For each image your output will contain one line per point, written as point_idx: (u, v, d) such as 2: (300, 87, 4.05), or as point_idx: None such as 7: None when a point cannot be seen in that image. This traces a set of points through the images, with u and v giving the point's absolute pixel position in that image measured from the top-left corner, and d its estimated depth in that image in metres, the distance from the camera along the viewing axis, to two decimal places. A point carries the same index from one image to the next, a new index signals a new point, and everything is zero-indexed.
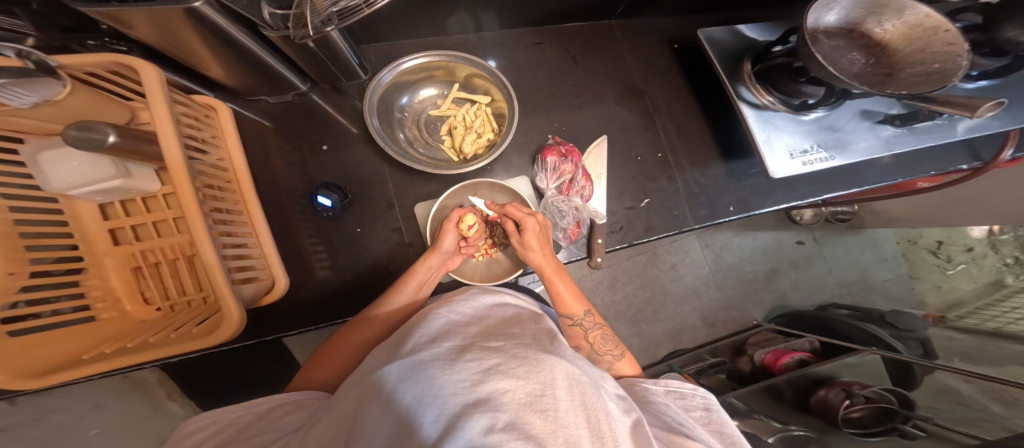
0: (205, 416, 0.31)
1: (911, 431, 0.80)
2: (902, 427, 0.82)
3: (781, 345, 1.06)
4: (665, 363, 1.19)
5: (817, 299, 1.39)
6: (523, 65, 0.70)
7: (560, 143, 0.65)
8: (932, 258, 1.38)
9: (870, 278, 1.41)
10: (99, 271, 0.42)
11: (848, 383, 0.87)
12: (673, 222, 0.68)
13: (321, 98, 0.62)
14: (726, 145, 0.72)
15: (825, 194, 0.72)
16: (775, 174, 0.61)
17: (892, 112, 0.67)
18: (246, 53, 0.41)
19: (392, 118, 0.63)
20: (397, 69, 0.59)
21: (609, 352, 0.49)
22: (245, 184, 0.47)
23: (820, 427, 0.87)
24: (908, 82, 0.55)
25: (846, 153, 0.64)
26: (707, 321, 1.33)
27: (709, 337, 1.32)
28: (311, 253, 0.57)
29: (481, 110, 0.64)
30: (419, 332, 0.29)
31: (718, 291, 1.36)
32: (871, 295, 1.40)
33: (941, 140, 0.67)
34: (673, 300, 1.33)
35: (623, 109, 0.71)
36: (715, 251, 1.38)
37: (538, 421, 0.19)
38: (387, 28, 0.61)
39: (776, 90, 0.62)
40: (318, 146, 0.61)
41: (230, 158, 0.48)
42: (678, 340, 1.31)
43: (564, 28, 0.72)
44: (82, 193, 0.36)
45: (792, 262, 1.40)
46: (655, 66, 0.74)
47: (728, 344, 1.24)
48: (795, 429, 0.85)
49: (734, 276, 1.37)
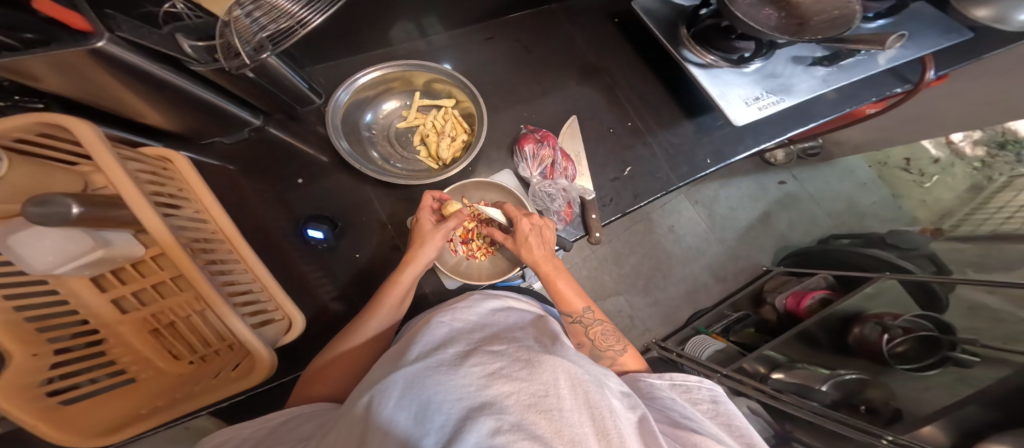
0: (224, 431, 0.32)
1: (964, 358, 0.67)
2: (953, 354, 0.68)
3: (799, 287, 1.06)
4: (691, 326, 1.19)
5: (814, 235, 1.35)
6: (478, 63, 0.68)
7: (533, 131, 0.64)
8: (906, 174, 1.37)
9: (856, 204, 1.38)
10: (120, 340, 0.40)
11: (879, 316, 0.84)
12: (658, 184, 0.66)
13: (282, 131, 0.60)
14: (688, 101, 0.70)
15: (790, 133, 0.70)
16: (739, 123, 0.59)
17: (817, 55, 0.64)
18: (178, 93, 0.40)
19: (361, 138, 0.61)
20: (352, 87, 0.57)
21: (611, 347, 0.46)
22: (231, 232, 0.46)
23: (873, 369, 0.78)
24: (818, 29, 0.52)
25: (793, 95, 0.62)
26: (718, 277, 1.31)
27: (724, 293, 1.30)
28: (319, 287, 0.57)
29: (448, 114, 0.63)
30: (422, 338, 0.28)
31: (720, 246, 1.34)
32: (865, 220, 1.36)
33: (868, 72, 0.64)
34: (678, 262, 1.32)
35: (586, 87, 0.69)
36: (706, 206, 1.36)
37: (544, 421, 0.19)
38: (324, 47, 0.58)
39: (714, 48, 0.59)
40: (293, 181, 0.59)
41: (206, 208, 0.46)
42: (695, 301, 1.29)
43: (509, 20, 0.70)
44: (70, 269, 0.34)
45: (779, 203, 1.38)
46: (605, 39, 0.72)
47: (746, 295, 1.23)
48: (845, 373, 0.79)
49: (731, 227, 1.35)
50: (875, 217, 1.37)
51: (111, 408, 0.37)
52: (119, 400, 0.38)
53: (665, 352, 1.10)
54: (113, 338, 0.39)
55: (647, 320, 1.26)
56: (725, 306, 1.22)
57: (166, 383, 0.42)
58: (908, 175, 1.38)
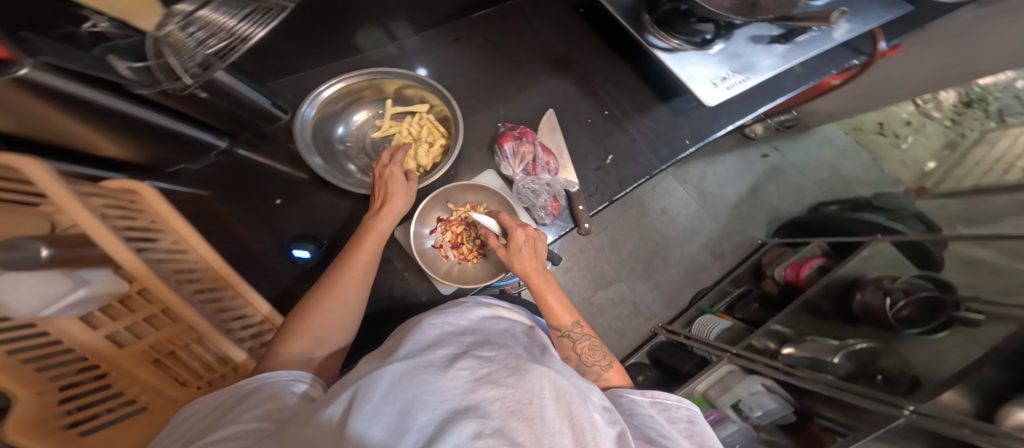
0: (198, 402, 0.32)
1: (969, 317, 0.67)
2: (957, 315, 0.69)
3: (797, 257, 1.06)
4: (695, 307, 1.21)
5: (803, 204, 1.36)
6: (447, 65, 0.67)
7: (512, 128, 0.63)
8: (881, 138, 1.39)
9: (839, 170, 1.39)
10: (125, 373, 0.38)
11: (877, 280, 0.84)
12: (640, 169, 0.65)
13: (255, 152, 0.59)
14: (661, 84, 0.68)
15: (765, 108, 0.68)
16: (712, 103, 0.57)
17: (773, 33, 0.62)
18: (128, 120, 0.40)
19: (336, 152, 0.60)
20: (317, 101, 0.56)
21: (597, 362, 0.46)
22: (214, 260, 0.48)
23: (883, 338, 0.78)
24: (771, 10, 0.51)
25: (757, 73, 0.60)
26: (716, 254, 1.31)
27: (724, 269, 1.30)
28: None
29: (424, 119, 0.61)
30: (413, 336, 0.28)
31: (715, 223, 1.33)
32: (850, 186, 1.37)
33: (824, 46, 0.62)
34: (676, 243, 1.31)
35: (561, 80, 0.68)
36: (694, 184, 1.35)
37: (524, 429, 0.21)
38: (280, 61, 0.56)
39: (677, 32, 0.57)
40: (273, 202, 0.59)
41: (183, 238, 0.47)
42: (696, 280, 1.29)
43: (475, 19, 0.68)
44: (54, 311, 0.30)
45: (765, 175, 1.37)
46: (572, 29, 0.70)
47: (746, 269, 1.24)
48: (856, 343, 0.78)
49: (722, 204, 1.35)
50: (859, 182, 1.37)
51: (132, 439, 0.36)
52: (137, 429, 0.37)
53: (672, 336, 1.12)
54: (116, 371, 0.37)
55: (650, 304, 1.26)
56: (726, 283, 1.23)
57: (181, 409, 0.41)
58: (884, 139, 1.39)
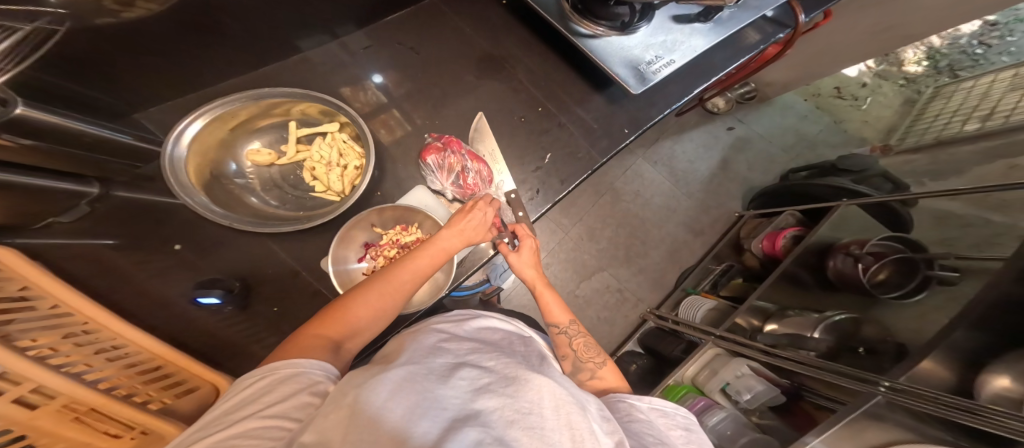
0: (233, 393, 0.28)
1: (946, 275, 0.68)
2: (933, 273, 0.70)
3: (772, 228, 1.08)
4: (681, 289, 1.20)
5: (773, 173, 1.37)
6: (365, 74, 0.63)
7: (437, 138, 0.60)
8: (841, 101, 1.43)
9: (804, 135, 1.40)
10: (44, 432, 0.33)
11: (847, 246, 0.85)
12: (581, 166, 0.62)
13: (160, 194, 0.53)
14: (592, 75, 0.66)
15: (695, 89, 0.66)
16: (635, 88, 0.55)
17: (695, 12, 0.60)
18: None
19: (232, 188, 0.54)
20: (182, 139, 0.48)
21: (591, 359, 0.45)
22: (112, 321, 0.41)
23: (863, 305, 0.80)
24: None
25: (680, 54, 0.58)
26: (694, 231, 1.32)
27: (705, 246, 1.31)
28: (252, 344, 0.50)
29: (335, 139, 0.57)
30: (411, 346, 0.27)
31: (687, 201, 1.35)
32: (817, 149, 1.39)
33: (745, 22, 0.60)
34: (653, 223, 1.32)
35: (488, 81, 0.65)
36: (665, 164, 1.37)
37: (526, 439, 0.19)
38: (145, 87, 0.50)
39: (600, 17, 0.55)
40: (170, 246, 0.52)
41: (66, 301, 0.38)
42: (677, 261, 1.30)
43: (388, 24, 0.65)
44: None
45: (733, 148, 1.39)
46: (494, 25, 0.67)
47: (727, 244, 1.25)
48: (835, 316, 0.80)
49: (694, 180, 1.36)
50: (825, 144, 1.39)
51: None
52: None
53: (662, 322, 1.11)
54: (36, 435, 0.32)
55: (637, 289, 1.27)
56: (709, 261, 1.23)
57: None
58: (842, 101, 1.43)
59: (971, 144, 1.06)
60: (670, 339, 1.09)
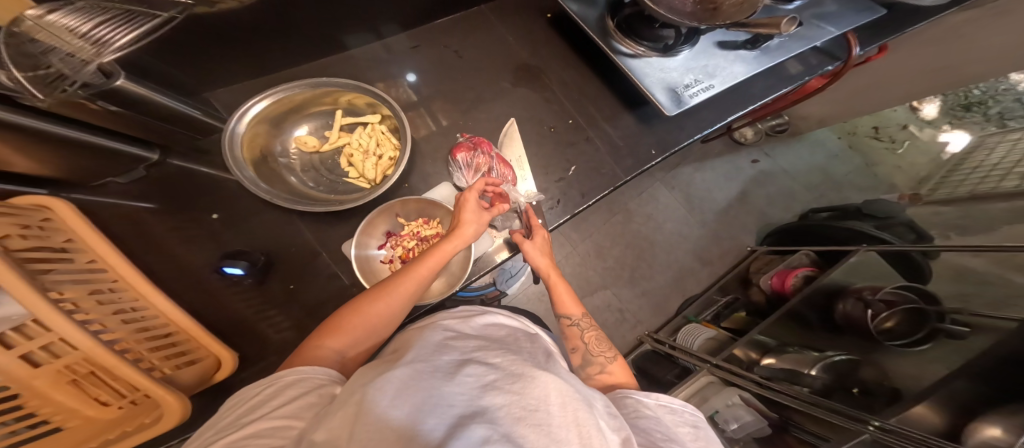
0: (237, 396, 0.29)
1: (955, 329, 0.68)
2: (944, 327, 0.70)
3: (783, 266, 1.06)
4: (681, 316, 1.19)
5: (792, 210, 1.36)
6: (404, 72, 0.65)
7: (468, 138, 0.61)
8: (877, 143, 1.41)
9: (831, 175, 1.40)
10: (37, 393, 0.33)
11: (859, 290, 0.85)
12: (604, 181, 0.63)
13: (209, 167, 0.55)
14: (627, 93, 0.67)
15: (728, 117, 0.67)
16: (671, 109, 0.56)
17: (741, 40, 0.61)
18: (30, 131, 0.37)
19: (276, 166, 0.56)
20: (247, 117, 0.52)
21: (603, 353, 0.44)
22: (140, 281, 0.42)
23: (862, 347, 0.78)
24: (728, 14, 0.53)
25: (721, 79, 0.59)
26: (702, 260, 1.31)
27: (713, 276, 1.30)
28: (263, 317, 0.52)
29: (375, 131, 0.59)
30: (419, 342, 0.27)
31: (700, 229, 1.34)
32: (843, 191, 1.38)
33: (794, 51, 0.61)
34: (661, 248, 1.32)
35: (522, 89, 0.67)
36: (682, 190, 1.37)
37: (533, 435, 0.19)
38: (218, 76, 0.54)
39: (642, 38, 0.57)
40: (208, 216, 0.54)
41: (103, 256, 0.41)
42: (682, 287, 1.29)
43: (435, 26, 0.68)
44: None
45: (754, 181, 1.39)
46: (536, 36, 0.69)
47: (733, 277, 1.22)
48: (836, 355, 0.79)
49: (709, 208, 1.36)
50: (852, 186, 1.39)
51: None
52: None
53: (659, 346, 1.08)
54: (28, 393, 0.32)
55: (638, 312, 1.26)
56: (714, 291, 1.22)
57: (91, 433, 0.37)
58: (880, 143, 1.41)
59: (1004, 201, 1.03)
60: (665, 364, 1.08)
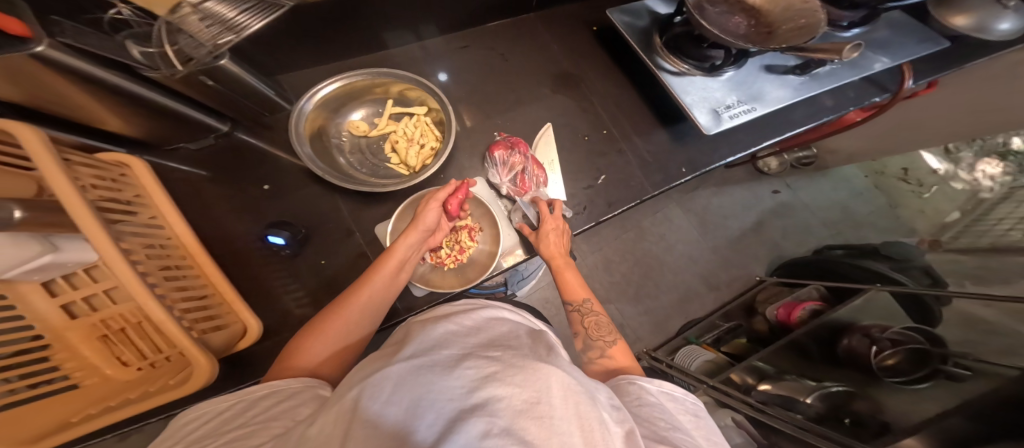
0: (200, 407, 0.29)
1: (957, 372, 0.65)
2: (945, 368, 0.67)
3: (791, 298, 1.06)
4: (681, 336, 1.18)
5: (808, 244, 1.36)
6: (451, 70, 0.67)
7: (506, 138, 0.62)
8: (904, 185, 1.40)
9: (852, 213, 1.39)
10: (63, 346, 0.37)
11: (867, 328, 0.83)
12: (632, 194, 0.64)
13: (263, 142, 0.59)
14: (665, 110, 0.68)
15: (762, 143, 0.68)
16: (710, 129, 0.58)
17: (790, 65, 0.64)
18: (130, 97, 0.41)
19: (329, 145, 0.58)
20: (316, 98, 0.55)
21: (602, 337, 0.45)
22: (191, 241, 0.46)
23: (864, 382, 0.77)
24: (786, 38, 0.54)
25: (764, 103, 0.61)
26: (709, 285, 1.31)
27: (717, 302, 1.30)
28: (288, 289, 0.54)
29: (420, 121, 0.61)
30: (419, 338, 0.28)
31: (711, 253, 1.34)
32: (860, 230, 1.37)
33: (843, 81, 0.64)
34: (670, 268, 1.32)
35: (560, 96, 0.68)
36: (697, 214, 1.37)
37: (534, 428, 0.18)
38: (286, 58, 0.57)
39: (687, 57, 0.60)
40: (260, 186, 0.57)
41: (162, 214, 0.46)
42: (685, 309, 1.28)
43: (486, 29, 0.70)
44: (17, 274, 0.32)
45: (773, 212, 1.39)
46: (582, 48, 0.71)
47: (738, 305, 1.22)
48: (832, 386, 0.79)
49: (722, 234, 1.36)
50: (870, 226, 1.37)
51: (42, 416, 0.34)
52: (56, 407, 0.35)
53: (656, 362, 1.06)
54: (57, 343, 0.36)
55: (640, 328, 1.25)
56: (716, 316, 1.21)
57: (109, 391, 0.38)
58: (905, 185, 1.40)
59: None
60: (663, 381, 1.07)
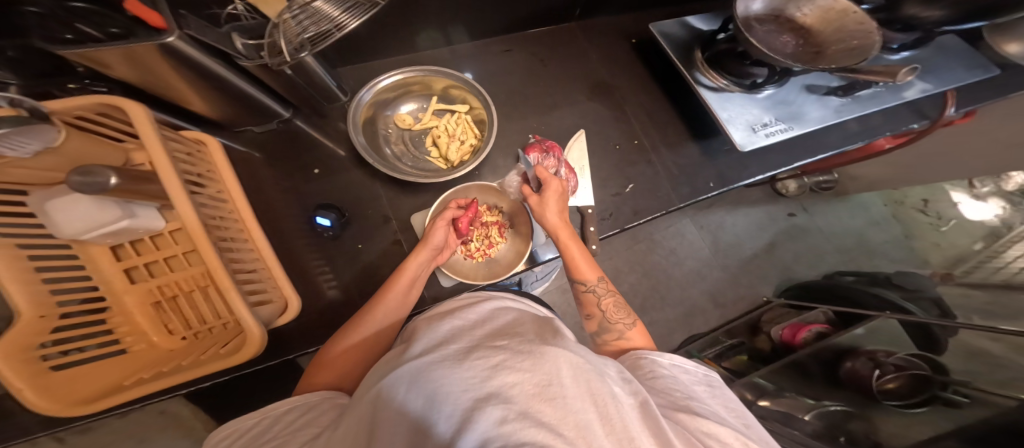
0: (229, 425, 0.31)
1: (954, 398, 0.67)
2: (942, 394, 0.69)
3: (797, 319, 1.06)
4: (683, 350, 1.17)
5: (819, 269, 1.36)
6: (492, 72, 0.69)
7: (540, 141, 0.63)
8: (922, 216, 1.35)
9: (867, 242, 1.38)
10: (120, 308, 0.40)
11: (873, 352, 0.83)
12: (658, 204, 0.65)
13: (310, 127, 0.61)
14: (700, 124, 0.70)
15: (796, 163, 0.70)
16: (744, 146, 0.59)
17: (834, 84, 0.67)
18: (223, 85, 0.43)
19: (377, 135, 0.61)
20: (375, 88, 0.57)
21: (620, 320, 0.46)
22: (247, 214, 0.46)
23: (859, 402, 0.79)
24: (836, 58, 0.57)
25: (803, 123, 0.63)
26: (716, 302, 1.31)
27: (722, 319, 1.29)
28: (321, 271, 0.55)
29: (461, 119, 0.62)
30: (425, 335, 0.29)
31: (722, 270, 1.34)
32: (872, 258, 1.36)
33: (886, 104, 0.67)
34: (677, 284, 1.32)
35: (596, 103, 0.70)
36: (710, 232, 1.36)
37: (549, 409, 0.19)
38: (348, 53, 0.60)
39: (728, 73, 0.62)
40: (308, 171, 0.59)
41: (228, 189, 0.46)
42: (690, 324, 1.28)
43: (529, 34, 0.72)
44: (92, 236, 0.36)
45: (787, 234, 1.39)
46: (619, 60, 0.73)
47: (742, 324, 1.21)
48: (830, 404, 0.82)
49: (734, 254, 1.36)
50: (883, 256, 1.36)
51: (100, 375, 0.36)
52: (109, 371, 0.37)
53: None
54: (115, 306, 0.40)
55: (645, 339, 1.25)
56: (720, 332, 1.20)
57: (156, 357, 0.40)
58: (924, 217, 1.35)
59: None
60: None
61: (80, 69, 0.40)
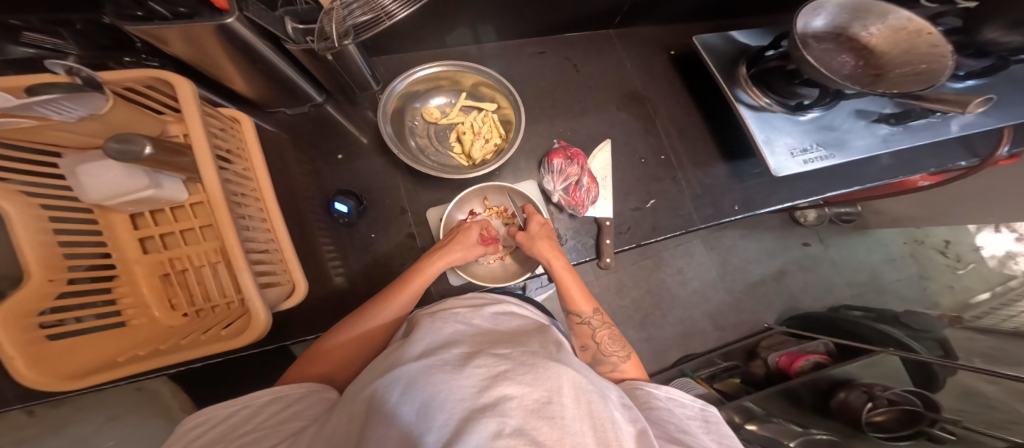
0: (206, 411, 0.30)
1: (940, 435, 0.71)
2: (929, 430, 0.72)
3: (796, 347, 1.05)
4: (677, 368, 1.17)
5: (826, 301, 1.35)
6: (524, 74, 0.69)
7: (565, 147, 0.64)
8: (940, 257, 1.32)
9: (879, 279, 1.37)
10: (130, 277, 0.42)
11: (869, 385, 0.81)
12: (678, 222, 0.66)
13: (339, 113, 0.62)
14: (733, 144, 0.71)
15: (827, 192, 0.71)
16: (779, 171, 0.60)
17: (886, 111, 0.67)
18: (266, 68, 0.44)
19: (404, 126, 0.62)
20: (409, 79, 0.58)
21: (615, 353, 0.46)
22: (268, 193, 0.47)
23: (845, 433, 0.78)
24: (897, 82, 0.57)
25: (844, 151, 0.63)
26: (717, 325, 1.30)
27: (720, 341, 1.29)
28: (333, 257, 0.56)
29: (488, 117, 0.63)
30: (428, 332, 0.29)
31: (726, 293, 1.34)
32: (882, 296, 1.35)
33: (938, 136, 0.67)
34: (680, 304, 1.31)
35: (625, 114, 0.70)
36: (721, 254, 1.36)
37: (546, 428, 0.20)
38: (388, 42, 0.60)
39: (771, 91, 0.62)
40: (332, 156, 0.60)
41: (254, 167, 0.47)
42: (688, 344, 1.28)
43: (565, 38, 0.72)
44: (116, 203, 0.37)
45: (798, 263, 1.38)
46: (654, 73, 0.74)
47: (739, 348, 1.22)
48: (817, 433, 0.79)
49: (742, 277, 1.35)
50: (894, 294, 1.35)
51: (98, 347, 0.36)
52: (105, 344, 0.37)
53: None
54: (124, 276, 0.41)
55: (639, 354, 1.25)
56: (716, 354, 1.21)
57: (156, 333, 0.41)
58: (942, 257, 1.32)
59: None
60: None
61: (139, 44, 0.42)
